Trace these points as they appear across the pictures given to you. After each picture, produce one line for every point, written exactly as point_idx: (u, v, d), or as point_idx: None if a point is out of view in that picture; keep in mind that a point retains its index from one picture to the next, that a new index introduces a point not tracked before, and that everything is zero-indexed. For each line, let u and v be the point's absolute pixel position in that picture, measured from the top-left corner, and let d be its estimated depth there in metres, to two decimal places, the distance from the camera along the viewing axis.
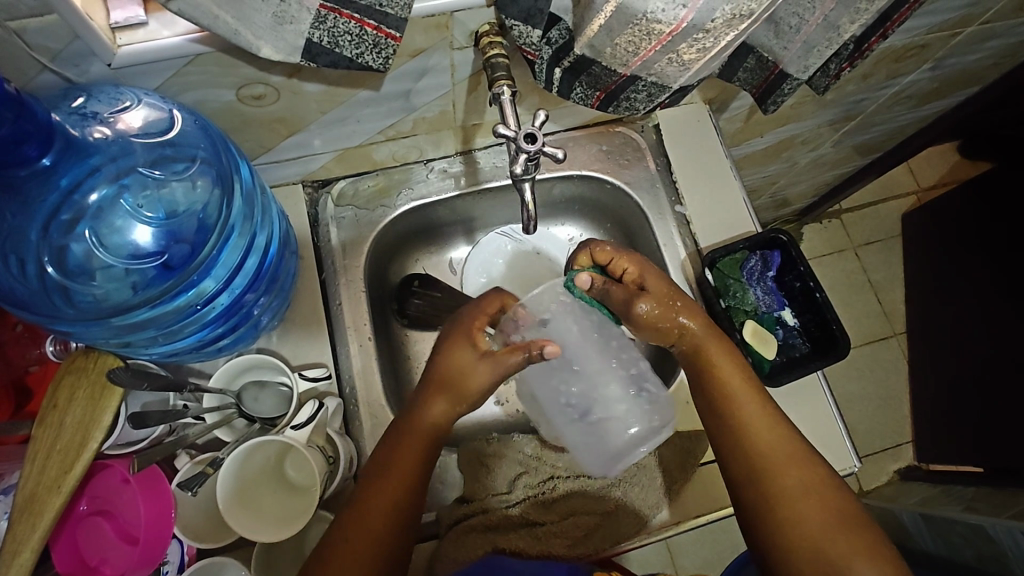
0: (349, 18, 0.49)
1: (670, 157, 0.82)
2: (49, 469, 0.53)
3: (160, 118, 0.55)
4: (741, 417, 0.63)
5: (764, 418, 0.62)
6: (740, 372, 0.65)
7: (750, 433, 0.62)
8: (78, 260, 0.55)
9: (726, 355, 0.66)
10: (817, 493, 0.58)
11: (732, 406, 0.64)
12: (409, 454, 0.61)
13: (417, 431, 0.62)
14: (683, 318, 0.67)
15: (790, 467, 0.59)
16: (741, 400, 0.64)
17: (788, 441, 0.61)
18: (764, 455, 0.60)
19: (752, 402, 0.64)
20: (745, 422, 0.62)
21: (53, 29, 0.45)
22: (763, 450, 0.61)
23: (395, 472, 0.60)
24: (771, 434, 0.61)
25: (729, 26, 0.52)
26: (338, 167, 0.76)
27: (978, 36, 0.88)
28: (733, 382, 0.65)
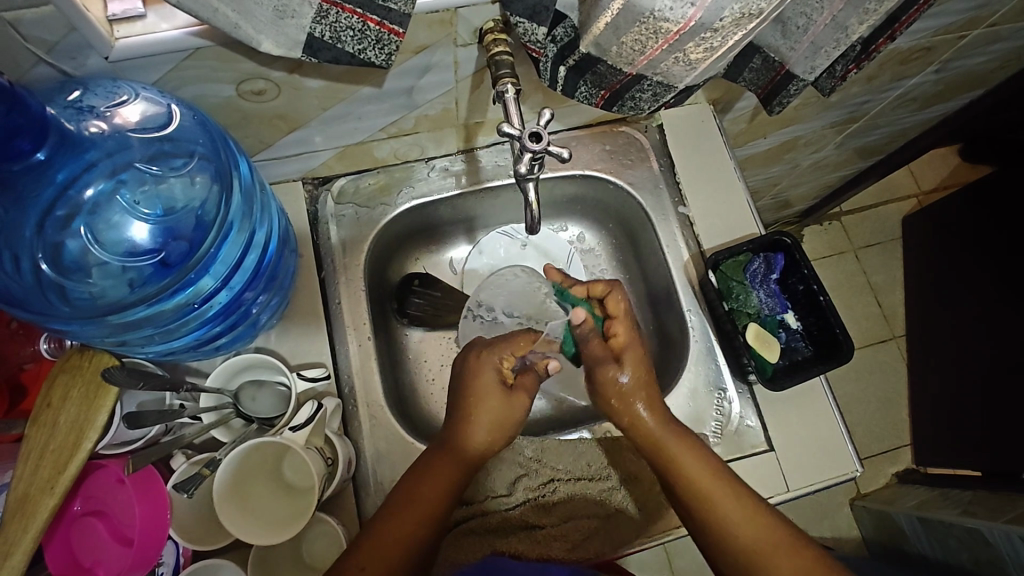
0: (351, 13, 0.48)
1: (673, 157, 0.81)
2: (41, 469, 0.52)
3: (158, 112, 0.54)
4: (716, 520, 0.58)
5: (741, 516, 0.58)
6: (701, 464, 0.60)
7: (732, 535, 0.58)
8: (74, 257, 0.54)
9: (688, 450, 0.61)
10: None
11: (703, 507, 0.59)
12: (441, 478, 0.60)
13: (452, 456, 0.61)
14: (640, 407, 0.63)
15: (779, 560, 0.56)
16: (710, 500, 0.59)
17: (767, 528, 0.58)
18: (752, 555, 0.57)
19: (721, 503, 0.59)
20: (725, 522, 0.58)
21: (49, 21, 0.44)
22: (747, 551, 0.57)
23: (419, 488, 0.60)
24: (753, 532, 0.58)
25: (738, 25, 0.51)
26: (338, 164, 0.75)
27: (984, 39, 0.87)
28: (699, 475, 0.60)
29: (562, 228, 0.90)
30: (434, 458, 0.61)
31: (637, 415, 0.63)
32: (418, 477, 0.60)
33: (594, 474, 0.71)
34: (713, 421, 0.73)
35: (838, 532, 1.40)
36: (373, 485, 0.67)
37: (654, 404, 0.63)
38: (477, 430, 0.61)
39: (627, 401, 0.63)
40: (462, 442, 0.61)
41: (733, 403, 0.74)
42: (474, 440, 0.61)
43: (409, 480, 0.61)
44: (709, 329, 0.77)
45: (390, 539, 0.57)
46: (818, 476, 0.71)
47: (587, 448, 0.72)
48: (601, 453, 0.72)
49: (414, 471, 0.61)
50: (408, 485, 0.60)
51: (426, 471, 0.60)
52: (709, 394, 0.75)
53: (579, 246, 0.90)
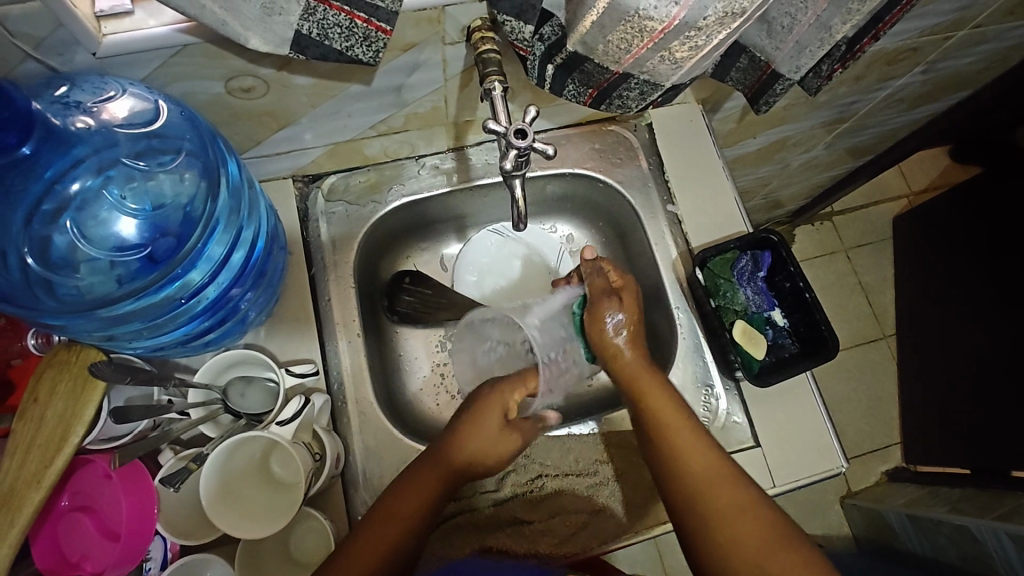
0: (339, 10, 0.49)
1: (662, 156, 0.82)
2: (28, 463, 0.52)
3: (146, 108, 0.54)
4: (677, 448, 0.62)
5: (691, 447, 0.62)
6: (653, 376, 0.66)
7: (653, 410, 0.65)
8: (62, 252, 0.55)
9: (661, 382, 0.66)
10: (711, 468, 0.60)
11: (671, 441, 0.62)
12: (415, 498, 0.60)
13: (425, 479, 0.61)
14: (620, 341, 0.67)
15: (727, 491, 0.59)
16: (644, 392, 0.65)
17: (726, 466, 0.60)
18: (703, 482, 0.59)
19: (686, 436, 0.62)
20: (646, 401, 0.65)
21: (35, 16, 0.44)
22: (701, 480, 0.60)
23: (400, 507, 0.59)
24: (713, 471, 0.60)
25: (721, 24, 0.51)
26: (329, 161, 0.75)
27: (970, 40, 0.88)
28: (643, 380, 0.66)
29: (555, 228, 0.90)
30: (415, 475, 0.61)
31: (618, 352, 0.67)
32: (391, 502, 0.60)
33: (582, 469, 0.72)
34: (700, 418, 0.74)
35: (829, 529, 1.41)
36: (362, 481, 0.68)
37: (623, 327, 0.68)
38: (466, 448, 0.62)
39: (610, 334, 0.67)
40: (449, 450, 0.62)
41: (720, 400, 0.75)
42: (452, 460, 0.62)
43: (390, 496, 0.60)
44: (697, 326, 0.78)
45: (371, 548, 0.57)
46: (804, 472, 0.71)
47: (575, 444, 0.73)
48: (590, 448, 0.73)
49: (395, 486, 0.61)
50: (387, 504, 0.60)
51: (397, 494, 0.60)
52: (696, 390, 0.75)
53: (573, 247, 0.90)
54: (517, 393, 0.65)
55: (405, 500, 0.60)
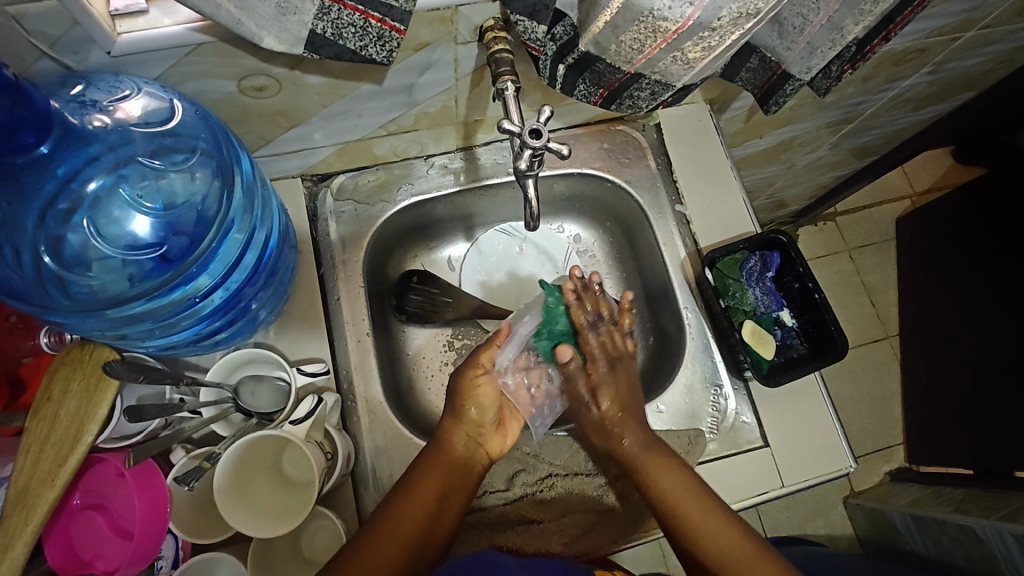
0: (353, 10, 0.49)
1: (671, 156, 0.82)
2: (42, 461, 0.52)
3: (161, 107, 0.54)
4: (692, 529, 0.61)
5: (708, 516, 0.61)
6: (654, 450, 0.65)
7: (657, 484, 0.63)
8: (74, 250, 0.55)
9: (664, 459, 0.64)
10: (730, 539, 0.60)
11: (684, 519, 0.61)
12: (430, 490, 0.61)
13: (440, 463, 0.62)
14: (621, 435, 0.67)
15: (754, 570, 0.58)
16: (649, 466, 0.64)
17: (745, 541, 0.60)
18: (727, 563, 0.59)
19: (697, 513, 0.61)
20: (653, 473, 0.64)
21: (52, 15, 0.44)
22: (724, 559, 0.59)
23: (421, 494, 0.60)
24: (735, 548, 0.59)
25: (735, 25, 0.52)
26: (338, 160, 0.75)
27: (978, 41, 0.88)
28: (642, 457, 0.65)
29: (562, 227, 0.90)
30: (428, 464, 0.62)
31: (620, 443, 0.66)
32: (412, 491, 0.60)
33: (591, 469, 0.72)
34: (709, 418, 0.74)
35: (832, 530, 1.41)
36: (371, 480, 0.68)
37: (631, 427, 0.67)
38: (459, 436, 0.64)
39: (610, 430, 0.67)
40: (445, 450, 0.63)
41: (729, 400, 0.75)
42: (456, 444, 0.64)
43: (410, 484, 0.61)
44: (705, 326, 0.78)
45: (393, 535, 0.57)
46: (812, 472, 0.72)
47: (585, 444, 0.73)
48: (599, 449, 0.73)
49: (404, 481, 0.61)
50: (409, 491, 0.60)
51: (415, 482, 0.61)
52: (705, 390, 0.76)
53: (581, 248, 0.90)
54: (472, 368, 0.67)
55: (420, 493, 0.60)
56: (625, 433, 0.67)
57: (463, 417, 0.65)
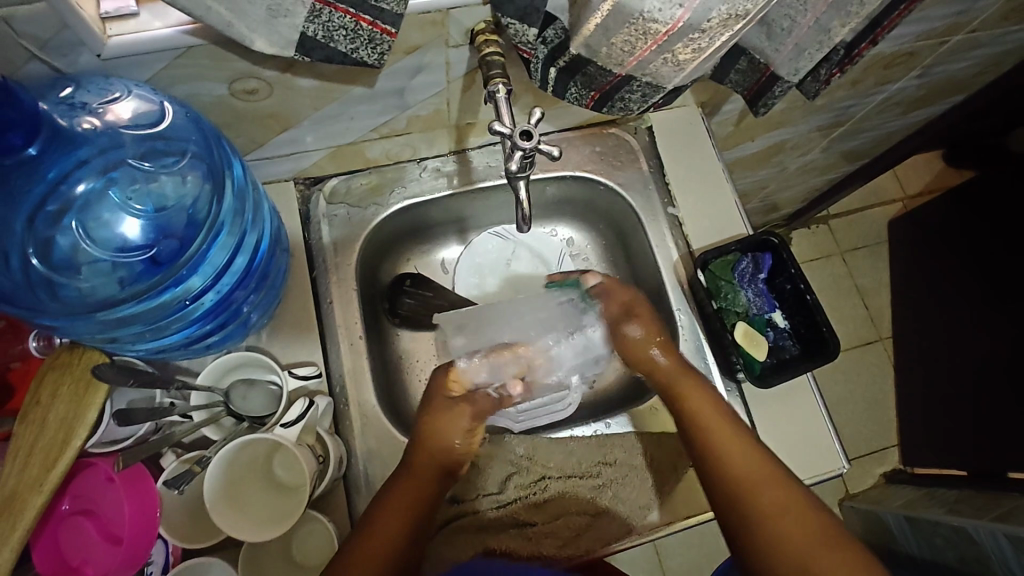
0: (344, 12, 0.49)
1: (663, 159, 0.82)
2: (30, 467, 0.52)
3: (151, 110, 0.55)
4: (720, 449, 0.61)
5: (733, 440, 0.61)
6: (709, 397, 0.65)
7: (692, 409, 0.64)
8: (64, 254, 0.54)
9: (702, 388, 0.66)
10: (753, 451, 0.60)
11: (710, 440, 0.61)
12: (410, 492, 0.60)
13: (427, 457, 0.63)
14: (654, 350, 0.68)
15: (767, 491, 0.57)
16: (694, 398, 0.65)
17: (764, 463, 0.59)
18: (746, 482, 0.58)
19: (720, 430, 0.62)
20: (689, 399, 0.65)
21: (41, 18, 0.44)
22: (737, 481, 0.58)
23: (385, 522, 0.58)
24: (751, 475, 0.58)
25: (725, 26, 0.52)
26: (331, 163, 0.75)
27: (964, 46, 0.89)
28: (684, 383, 0.66)
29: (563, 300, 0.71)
30: (400, 485, 0.61)
31: (649, 355, 0.68)
32: (367, 532, 0.58)
33: (585, 472, 0.72)
34: None
35: None
36: (363, 483, 0.67)
37: (670, 351, 0.68)
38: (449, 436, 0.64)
39: (649, 355, 0.68)
40: (434, 448, 0.63)
41: None
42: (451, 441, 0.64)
43: (370, 517, 0.59)
44: (698, 328, 0.77)
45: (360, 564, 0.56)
46: (806, 473, 0.72)
47: (579, 446, 0.73)
48: (594, 450, 0.73)
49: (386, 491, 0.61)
50: (369, 527, 0.58)
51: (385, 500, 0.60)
52: None
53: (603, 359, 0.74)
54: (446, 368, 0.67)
55: (395, 501, 0.60)
56: (655, 344, 0.68)
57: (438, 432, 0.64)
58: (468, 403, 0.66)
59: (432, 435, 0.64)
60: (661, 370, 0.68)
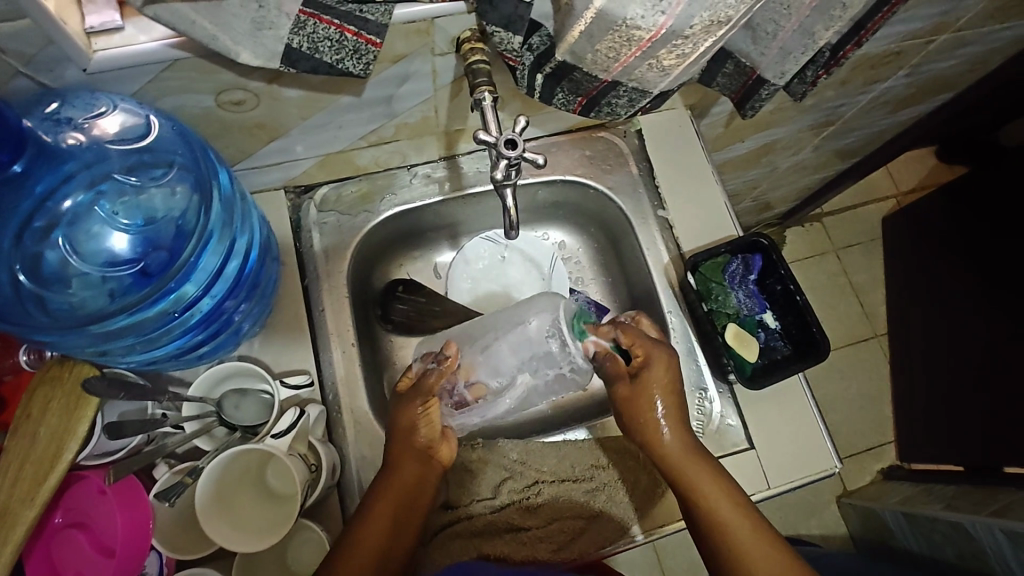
0: (329, 24, 0.49)
1: (652, 161, 0.82)
2: (21, 481, 0.52)
3: (137, 123, 0.55)
4: (722, 528, 0.61)
5: (737, 517, 0.62)
6: (705, 468, 0.64)
7: (688, 483, 0.64)
8: (54, 269, 0.55)
9: (701, 461, 0.65)
10: (755, 528, 0.61)
11: (713, 518, 0.62)
12: (397, 488, 0.62)
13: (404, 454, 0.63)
14: (662, 422, 0.66)
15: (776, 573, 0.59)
16: (686, 469, 0.65)
17: (768, 541, 0.60)
18: (755, 563, 0.59)
19: (723, 507, 0.62)
20: (684, 473, 0.64)
21: (26, 34, 0.44)
22: (746, 561, 0.60)
23: (376, 516, 0.60)
24: (769, 568, 0.59)
25: (708, 32, 0.52)
26: (321, 171, 0.76)
27: (952, 44, 0.90)
28: (678, 455, 0.65)
29: (550, 336, 0.69)
30: (387, 481, 0.63)
31: (659, 434, 0.66)
32: (358, 525, 0.60)
33: (578, 475, 0.72)
34: (694, 421, 0.74)
35: (825, 530, 1.42)
36: (358, 490, 0.68)
37: (676, 423, 0.67)
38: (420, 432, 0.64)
39: (654, 425, 0.66)
40: (408, 445, 0.64)
41: (714, 403, 0.75)
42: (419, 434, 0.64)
43: (360, 513, 0.61)
44: (689, 330, 0.78)
45: (358, 560, 0.58)
46: (798, 473, 0.72)
47: (571, 450, 0.73)
48: (586, 454, 0.73)
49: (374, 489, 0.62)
50: (361, 521, 0.60)
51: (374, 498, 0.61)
52: (690, 393, 0.75)
53: (577, 374, 0.72)
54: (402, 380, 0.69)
55: (386, 492, 0.62)
56: (665, 420, 0.66)
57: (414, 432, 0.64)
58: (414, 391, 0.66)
59: (407, 431, 0.64)
60: (666, 450, 0.66)
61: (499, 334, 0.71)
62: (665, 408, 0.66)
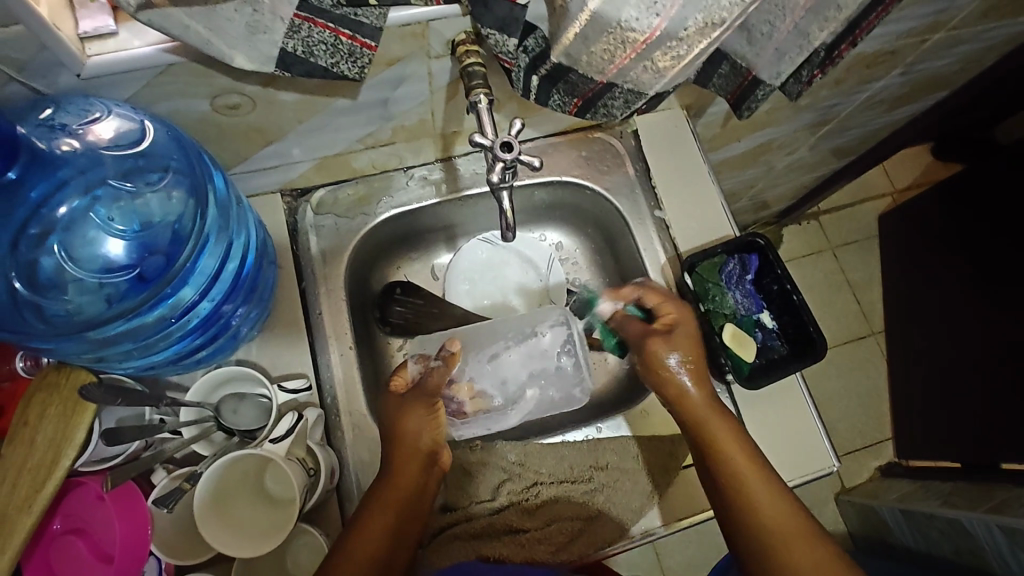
0: (323, 28, 0.49)
1: (649, 162, 0.82)
2: (19, 487, 0.52)
3: (132, 128, 0.55)
4: (735, 476, 0.62)
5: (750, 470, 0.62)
6: (724, 420, 0.65)
7: (708, 430, 0.65)
8: (49, 274, 0.55)
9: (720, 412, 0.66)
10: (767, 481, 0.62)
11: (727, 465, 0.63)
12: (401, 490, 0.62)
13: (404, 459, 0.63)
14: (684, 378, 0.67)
15: (782, 525, 0.59)
16: (706, 418, 0.65)
17: (778, 497, 0.61)
18: (764, 514, 0.60)
19: (738, 456, 0.63)
20: (705, 421, 0.65)
21: (19, 40, 0.44)
22: (754, 514, 0.60)
23: (372, 527, 0.59)
24: (783, 523, 0.59)
25: (702, 34, 0.52)
26: (317, 174, 0.76)
27: (947, 43, 0.90)
28: (698, 404, 0.66)
29: (563, 351, 0.77)
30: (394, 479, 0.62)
31: (683, 391, 0.67)
32: (353, 536, 0.59)
33: (576, 476, 0.72)
34: None
35: (823, 527, 1.42)
36: (356, 493, 0.68)
37: (699, 379, 0.67)
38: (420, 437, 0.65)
39: (672, 376, 0.67)
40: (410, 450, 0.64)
41: None
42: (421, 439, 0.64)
43: (357, 522, 0.60)
44: None
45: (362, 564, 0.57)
46: (797, 472, 0.72)
47: (569, 451, 0.73)
48: (585, 454, 0.73)
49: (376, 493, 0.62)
50: (358, 529, 0.59)
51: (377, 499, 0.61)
52: None
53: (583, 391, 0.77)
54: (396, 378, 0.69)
55: (388, 497, 0.61)
56: (687, 377, 0.67)
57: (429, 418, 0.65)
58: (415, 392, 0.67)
59: (406, 439, 0.64)
60: (688, 402, 0.67)
61: (506, 343, 0.76)
62: (689, 367, 0.67)
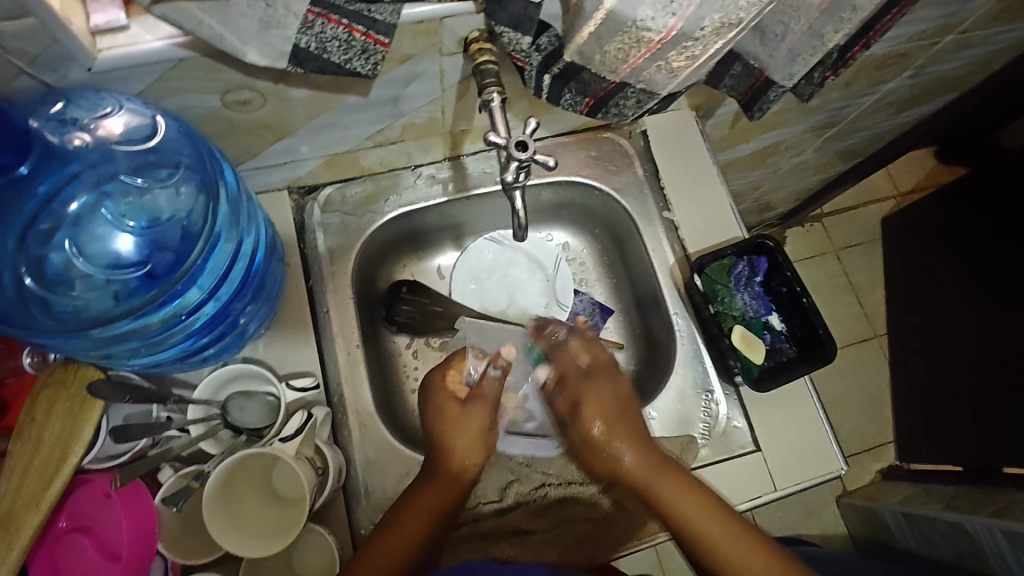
0: (336, 23, 0.48)
1: (658, 163, 0.82)
2: (26, 484, 0.52)
3: (143, 124, 0.54)
4: (668, 503, 0.60)
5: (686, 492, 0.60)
6: (632, 448, 0.63)
7: (617, 465, 0.63)
8: (57, 269, 0.54)
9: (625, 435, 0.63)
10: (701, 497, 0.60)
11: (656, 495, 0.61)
12: (431, 499, 0.61)
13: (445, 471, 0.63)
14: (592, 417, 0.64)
15: (729, 543, 0.58)
16: (611, 452, 0.63)
17: (718, 515, 0.59)
18: (704, 538, 0.58)
19: (670, 482, 0.61)
20: (612, 460, 0.63)
21: (31, 32, 0.44)
22: (696, 536, 0.59)
23: (389, 543, 0.58)
24: (730, 543, 0.58)
25: (718, 34, 0.52)
26: (325, 172, 0.75)
27: (957, 45, 0.89)
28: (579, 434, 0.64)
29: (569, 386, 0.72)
30: (425, 490, 0.61)
31: (589, 431, 0.64)
32: (375, 546, 0.58)
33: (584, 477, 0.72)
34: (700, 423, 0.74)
35: (824, 530, 1.42)
36: (363, 492, 0.67)
37: (594, 410, 0.64)
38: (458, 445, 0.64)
39: (586, 427, 0.64)
40: (453, 463, 0.63)
41: (720, 405, 0.75)
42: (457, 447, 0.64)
43: (384, 529, 0.59)
44: (695, 331, 0.77)
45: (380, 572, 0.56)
46: (804, 476, 0.72)
47: None
48: None
49: (405, 500, 0.61)
50: (382, 537, 0.58)
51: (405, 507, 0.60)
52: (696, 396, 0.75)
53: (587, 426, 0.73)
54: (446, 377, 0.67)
55: (416, 506, 0.60)
56: (592, 418, 0.64)
57: (481, 427, 0.65)
58: (476, 397, 0.66)
59: (448, 452, 0.63)
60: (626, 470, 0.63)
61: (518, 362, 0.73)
62: (585, 410, 0.64)
